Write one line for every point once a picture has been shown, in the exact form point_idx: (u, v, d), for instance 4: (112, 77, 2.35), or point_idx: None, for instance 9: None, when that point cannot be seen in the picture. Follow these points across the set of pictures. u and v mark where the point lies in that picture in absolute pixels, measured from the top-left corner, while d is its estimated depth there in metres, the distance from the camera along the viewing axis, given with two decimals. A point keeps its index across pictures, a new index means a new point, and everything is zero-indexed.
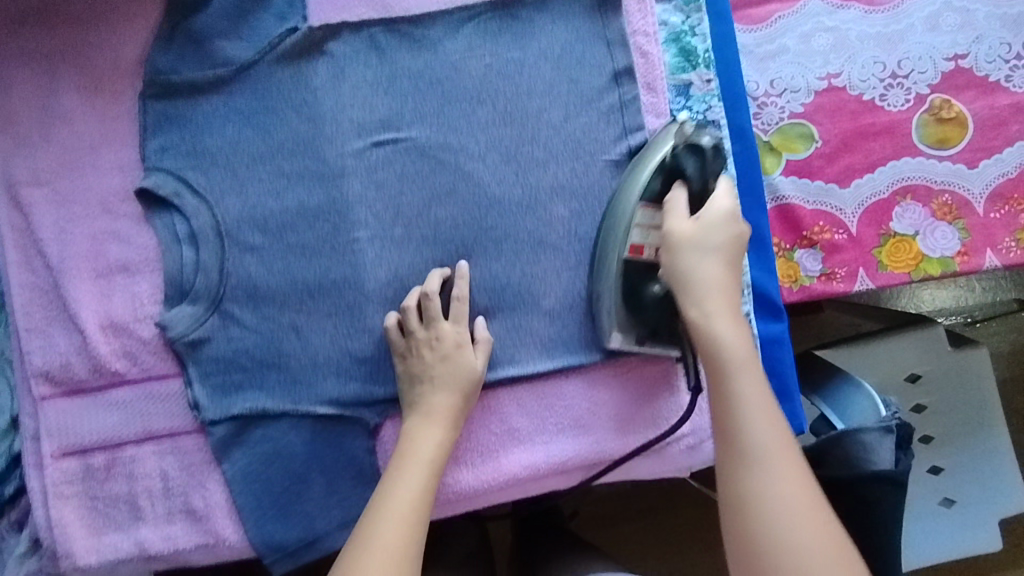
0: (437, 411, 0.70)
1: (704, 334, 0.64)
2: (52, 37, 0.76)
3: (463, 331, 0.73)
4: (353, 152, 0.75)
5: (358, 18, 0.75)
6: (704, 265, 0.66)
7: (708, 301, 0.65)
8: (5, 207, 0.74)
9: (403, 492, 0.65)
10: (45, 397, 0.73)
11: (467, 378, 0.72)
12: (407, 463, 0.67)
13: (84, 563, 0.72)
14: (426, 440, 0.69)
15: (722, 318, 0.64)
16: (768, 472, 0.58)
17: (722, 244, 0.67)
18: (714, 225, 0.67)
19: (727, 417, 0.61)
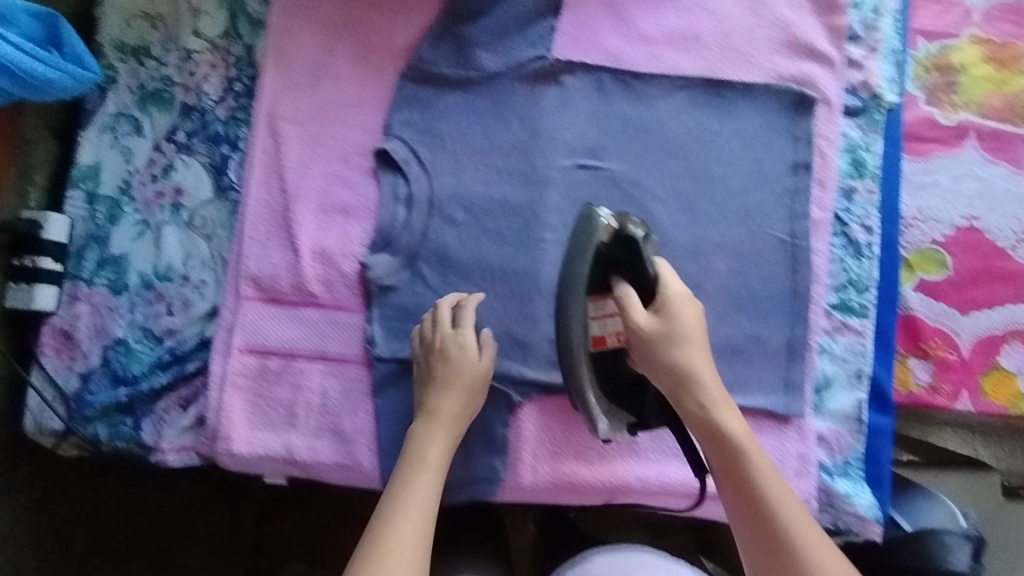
0: (442, 414, 0.76)
1: (721, 432, 0.72)
2: (341, 7, 0.89)
3: (467, 339, 0.79)
4: (558, 168, 0.87)
5: (594, 63, 0.89)
6: (677, 353, 0.73)
7: (710, 399, 0.73)
8: (264, 134, 0.87)
9: (417, 492, 0.70)
10: (247, 297, 0.83)
11: (477, 378, 0.79)
12: (419, 461, 0.73)
13: (236, 451, 0.80)
14: (431, 436, 0.75)
15: (709, 381, 0.74)
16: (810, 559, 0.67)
17: (690, 327, 0.74)
18: (680, 315, 0.74)
19: (759, 500, 0.70)
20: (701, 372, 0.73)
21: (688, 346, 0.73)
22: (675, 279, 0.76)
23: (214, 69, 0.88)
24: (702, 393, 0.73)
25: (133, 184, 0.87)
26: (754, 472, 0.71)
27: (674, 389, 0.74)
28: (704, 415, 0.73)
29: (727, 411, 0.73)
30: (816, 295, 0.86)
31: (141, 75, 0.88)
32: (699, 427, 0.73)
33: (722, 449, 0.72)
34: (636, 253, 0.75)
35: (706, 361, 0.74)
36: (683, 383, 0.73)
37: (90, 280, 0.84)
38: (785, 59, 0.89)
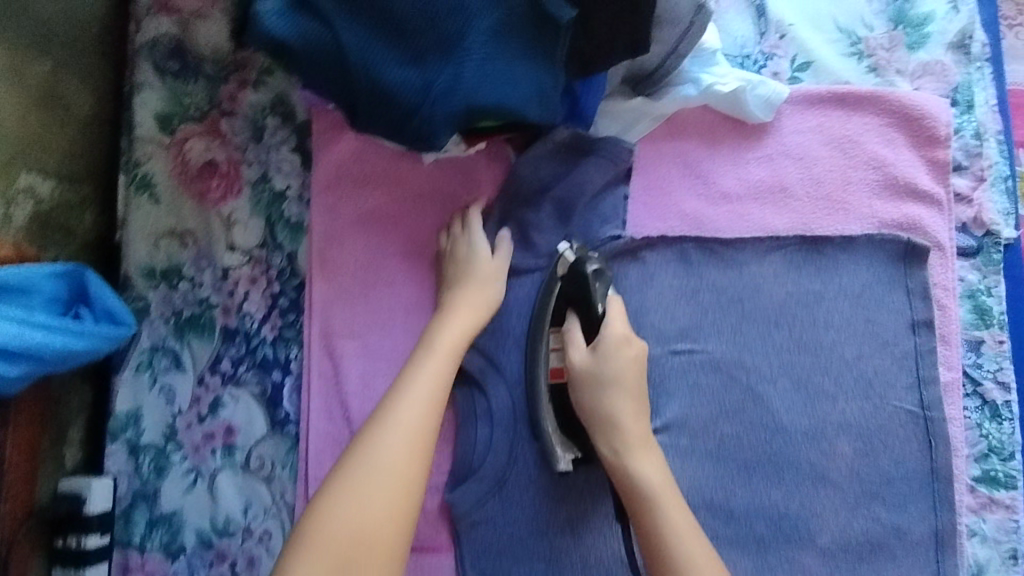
0: (454, 318, 0.72)
1: (628, 476, 0.68)
2: (389, 201, 0.80)
3: (476, 239, 0.77)
4: (651, 356, 0.78)
5: (674, 231, 0.80)
6: (612, 400, 0.70)
7: (627, 445, 0.69)
8: (319, 355, 0.78)
9: (409, 396, 0.64)
10: None
11: (479, 258, 0.76)
12: (427, 351, 0.68)
13: None
14: (447, 322, 0.72)
15: (648, 466, 0.68)
16: None
17: (620, 369, 0.71)
18: (614, 358, 0.71)
19: (653, 552, 0.64)
20: (631, 436, 0.69)
21: (620, 399, 0.70)
22: (621, 318, 0.73)
23: (254, 286, 0.80)
24: (641, 479, 0.67)
25: (177, 427, 0.78)
26: (683, 536, 0.64)
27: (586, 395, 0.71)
28: (641, 513, 0.66)
29: (658, 473, 0.68)
30: (957, 470, 0.76)
31: (176, 301, 0.80)
32: (627, 496, 0.68)
33: (650, 534, 0.65)
34: (583, 286, 0.73)
35: (636, 410, 0.71)
36: (589, 391, 0.71)
37: (143, 546, 0.75)
38: (885, 203, 0.80)
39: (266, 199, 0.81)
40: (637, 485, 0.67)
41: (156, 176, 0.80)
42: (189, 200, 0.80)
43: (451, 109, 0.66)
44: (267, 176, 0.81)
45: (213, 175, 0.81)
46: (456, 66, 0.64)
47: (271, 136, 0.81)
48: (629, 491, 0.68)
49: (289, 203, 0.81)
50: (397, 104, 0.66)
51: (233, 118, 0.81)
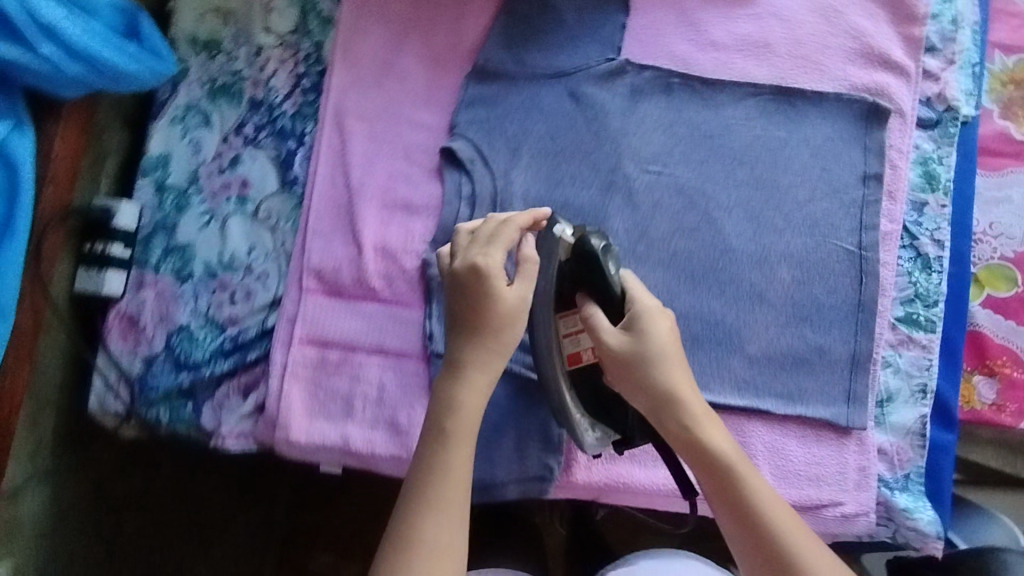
0: (463, 411, 0.70)
1: (699, 441, 0.70)
2: (411, 10, 0.89)
3: (495, 273, 0.72)
4: (625, 172, 0.86)
5: (661, 66, 0.88)
6: (664, 376, 0.71)
7: (692, 414, 0.71)
8: (330, 128, 0.87)
9: (447, 459, 0.68)
10: (309, 290, 0.84)
11: (506, 311, 0.72)
12: (454, 413, 0.70)
13: (295, 440, 0.81)
14: (455, 447, 0.69)
15: (716, 434, 0.71)
16: (767, 502, 0.68)
17: (667, 347, 0.72)
18: (652, 335, 0.72)
19: (730, 486, 0.69)
20: (710, 431, 0.71)
21: (700, 421, 0.71)
22: (636, 288, 0.75)
23: (283, 65, 0.89)
24: (728, 464, 0.69)
25: (200, 175, 0.88)
26: (744, 477, 0.69)
27: (656, 409, 0.72)
28: (702, 453, 0.70)
29: (726, 441, 0.71)
30: (882, 307, 0.85)
31: (212, 70, 0.89)
32: (704, 468, 0.70)
33: (718, 479, 0.69)
34: (594, 270, 0.74)
35: (684, 372, 0.72)
36: (668, 416, 0.71)
37: (156, 267, 0.85)
38: (857, 69, 0.88)
39: None
40: (732, 475, 0.69)
41: None
42: None
43: None
44: None
45: None
46: None
47: None
48: (692, 455, 0.71)
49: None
50: None
51: None
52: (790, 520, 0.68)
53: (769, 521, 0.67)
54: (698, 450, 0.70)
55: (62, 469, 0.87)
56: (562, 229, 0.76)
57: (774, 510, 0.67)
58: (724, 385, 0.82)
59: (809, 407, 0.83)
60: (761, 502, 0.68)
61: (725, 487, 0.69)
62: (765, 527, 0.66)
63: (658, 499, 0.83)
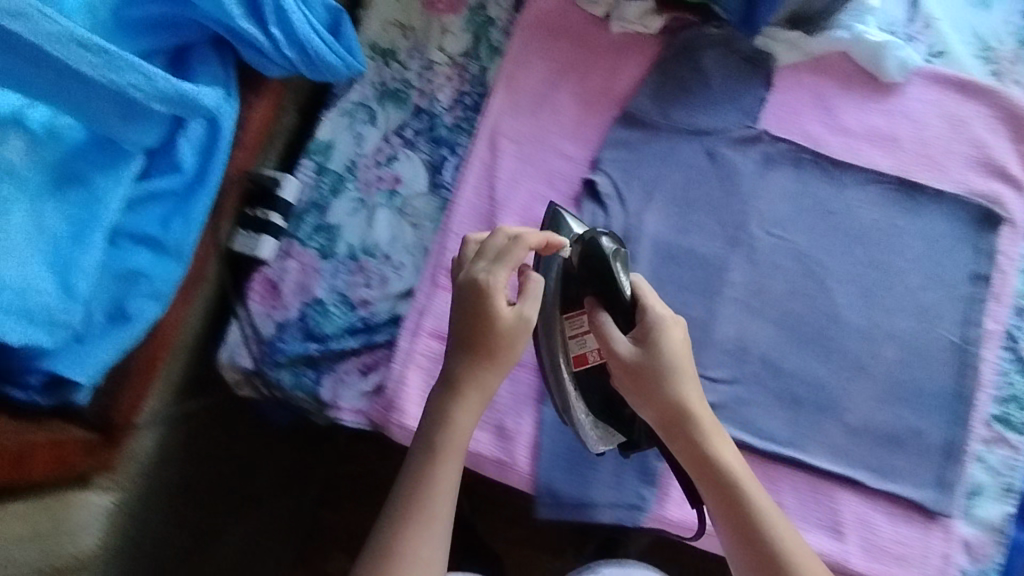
0: (455, 432, 0.71)
1: (711, 460, 0.72)
2: (574, 52, 0.96)
3: (510, 306, 0.71)
4: (750, 231, 0.92)
5: (796, 141, 0.94)
6: (677, 391, 0.73)
7: (707, 432, 0.73)
8: (484, 144, 0.94)
9: (432, 478, 0.69)
10: (443, 287, 0.89)
11: (517, 333, 0.71)
12: (447, 434, 0.71)
13: (408, 425, 0.84)
14: (446, 464, 0.70)
15: (726, 451, 0.73)
16: (776, 526, 0.69)
17: (678, 361, 0.73)
18: (657, 349, 0.73)
19: (730, 501, 0.71)
20: (695, 420, 0.73)
21: (710, 437, 0.73)
22: (647, 294, 0.75)
23: (449, 82, 0.97)
24: (733, 477, 0.71)
25: (357, 166, 0.94)
26: (753, 495, 0.71)
27: (630, 393, 0.74)
28: (698, 459, 0.72)
29: (721, 445, 0.73)
30: (980, 402, 0.87)
31: (385, 75, 0.97)
32: (707, 481, 0.72)
33: (716, 493, 0.71)
34: (601, 269, 0.75)
35: (697, 388, 0.74)
36: (679, 432, 0.73)
37: (304, 241, 0.91)
38: (975, 176, 0.94)
39: (479, 22, 0.98)
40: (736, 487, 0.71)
41: None
42: (418, 3, 0.99)
43: None
44: (483, 5, 0.99)
45: None
46: None
47: None
48: (693, 466, 0.73)
49: (495, 30, 0.98)
50: None
51: None
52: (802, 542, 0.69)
53: (768, 534, 0.69)
54: (701, 460, 0.72)
55: (173, 419, 0.87)
56: (592, 236, 0.76)
57: (786, 536, 0.69)
58: (821, 448, 0.86)
59: (899, 485, 0.85)
60: (749, 506, 0.70)
61: (708, 484, 0.72)
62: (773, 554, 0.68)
63: None
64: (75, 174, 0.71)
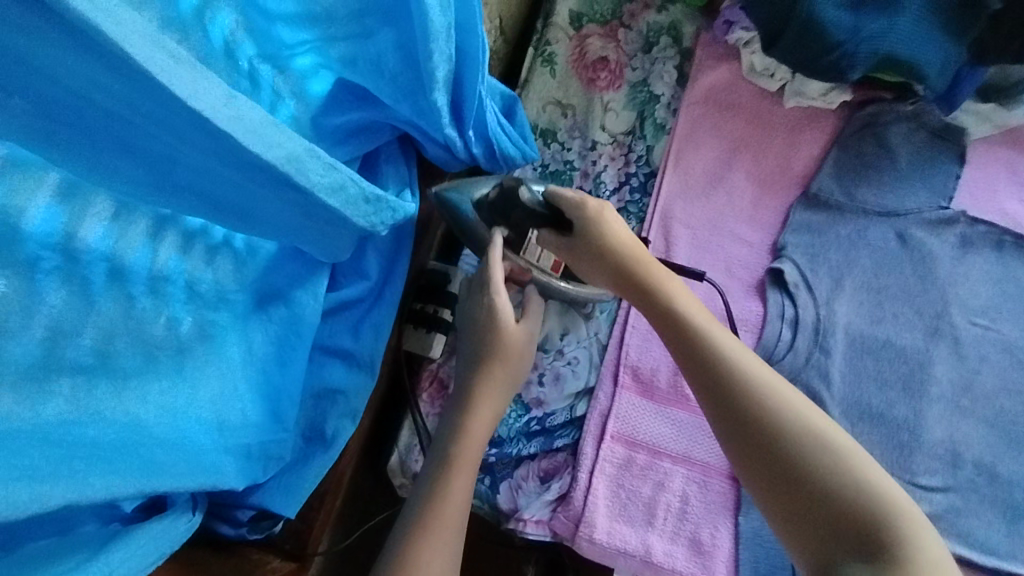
0: (468, 445, 0.66)
1: (713, 350, 0.63)
2: (745, 130, 0.93)
3: (505, 307, 0.71)
4: (951, 320, 0.85)
5: (992, 220, 0.88)
6: (665, 282, 0.68)
7: (705, 325, 0.65)
8: (657, 230, 0.90)
9: (454, 493, 0.63)
10: (624, 386, 0.84)
11: (514, 354, 0.71)
12: (461, 457, 0.65)
13: (598, 540, 0.77)
14: (461, 480, 0.64)
15: (733, 346, 0.63)
16: (802, 419, 0.58)
17: (628, 244, 0.70)
18: (599, 234, 0.70)
19: (761, 406, 0.59)
20: (717, 346, 0.63)
21: (718, 332, 0.65)
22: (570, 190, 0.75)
23: (613, 163, 0.93)
24: (775, 405, 0.58)
25: None
26: (778, 394, 0.59)
27: (670, 332, 0.66)
28: (726, 370, 0.61)
29: (755, 369, 0.61)
30: None
31: (546, 156, 0.94)
32: (716, 378, 0.61)
33: (742, 398, 0.59)
34: (517, 208, 0.74)
35: (670, 275, 0.70)
36: (694, 350, 0.63)
37: None
38: None
39: (642, 98, 0.95)
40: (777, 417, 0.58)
41: (558, 57, 0.97)
42: (578, 80, 0.96)
43: (874, 50, 0.80)
44: (647, 81, 0.96)
45: (604, 68, 0.96)
46: (891, 20, 0.79)
47: (661, 51, 0.97)
48: (698, 361, 0.63)
49: (659, 106, 0.95)
50: (829, 37, 0.80)
51: (631, 32, 0.98)
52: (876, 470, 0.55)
53: (835, 474, 0.55)
54: (730, 395, 0.60)
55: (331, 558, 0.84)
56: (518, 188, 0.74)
57: (826, 436, 0.57)
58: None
59: None
60: (803, 441, 0.56)
61: (753, 428, 0.58)
62: (779, 441, 0.57)
63: None
64: (276, 291, 0.66)
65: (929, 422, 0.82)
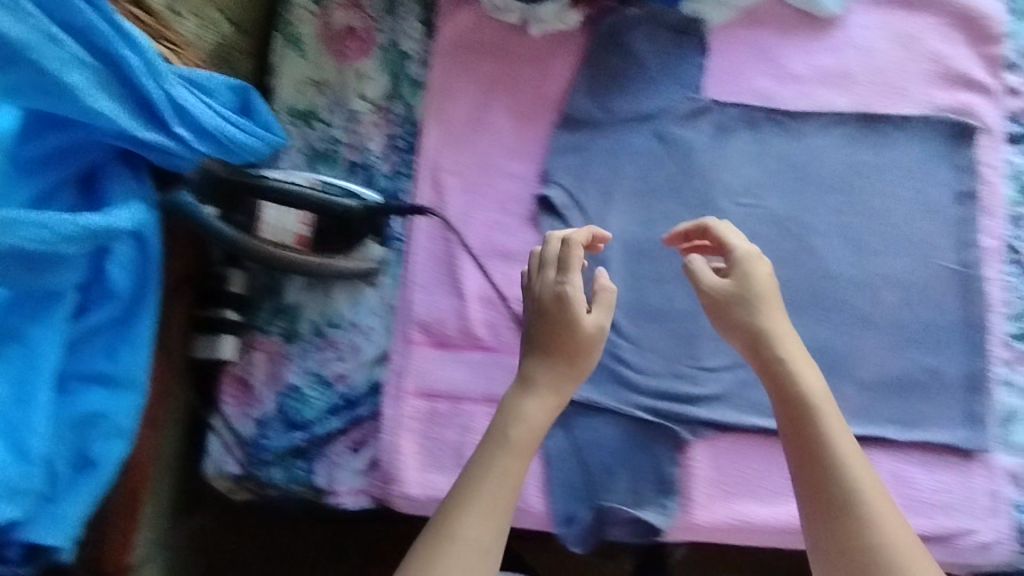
0: (516, 437, 0.65)
1: (808, 408, 0.64)
2: (497, 66, 0.93)
3: (575, 279, 0.70)
4: (718, 207, 0.87)
5: (742, 102, 0.89)
6: (760, 317, 0.68)
7: (792, 361, 0.66)
8: (426, 184, 0.90)
9: (494, 469, 0.63)
10: (417, 342, 0.85)
11: (584, 340, 0.68)
12: (500, 438, 0.65)
13: (409, 493, 0.82)
14: (509, 461, 0.63)
15: (814, 383, 0.66)
16: (868, 494, 0.61)
17: (766, 292, 0.69)
18: (750, 280, 0.70)
19: (836, 477, 0.61)
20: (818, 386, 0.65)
21: (812, 375, 0.66)
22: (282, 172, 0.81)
23: (377, 129, 0.93)
24: (845, 465, 0.62)
25: None
26: (842, 459, 0.62)
27: (766, 362, 0.67)
28: (816, 435, 0.63)
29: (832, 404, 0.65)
30: (992, 324, 0.84)
31: (311, 137, 0.93)
32: (800, 434, 0.64)
33: (826, 471, 0.62)
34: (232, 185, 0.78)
35: (778, 313, 0.69)
36: (803, 419, 0.64)
37: (266, 330, 0.88)
38: (941, 91, 0.87)
39: (394, 59, 0.95)
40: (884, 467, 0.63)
41: (304, 36, 0.96)
42: (329, 55, 0.95)
43: None
44: (396, 41, 0.95)
45: (352, 37, 0.96)
46: None
47: (404, 8, 0.96)
48: (793, 414, 0.65)
49: (412, 63, 0.95)
50: None
51: None
52: (907, 538, 0.59)
53: (862, 500, 0.60)
54: (804, 435, 0.64)
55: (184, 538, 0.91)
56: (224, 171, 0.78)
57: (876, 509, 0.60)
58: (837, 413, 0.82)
59: (926, 429, 0.82)
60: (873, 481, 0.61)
61: (831, 455, 0.62)
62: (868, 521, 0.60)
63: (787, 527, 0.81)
64: (10, 332, 0.66)
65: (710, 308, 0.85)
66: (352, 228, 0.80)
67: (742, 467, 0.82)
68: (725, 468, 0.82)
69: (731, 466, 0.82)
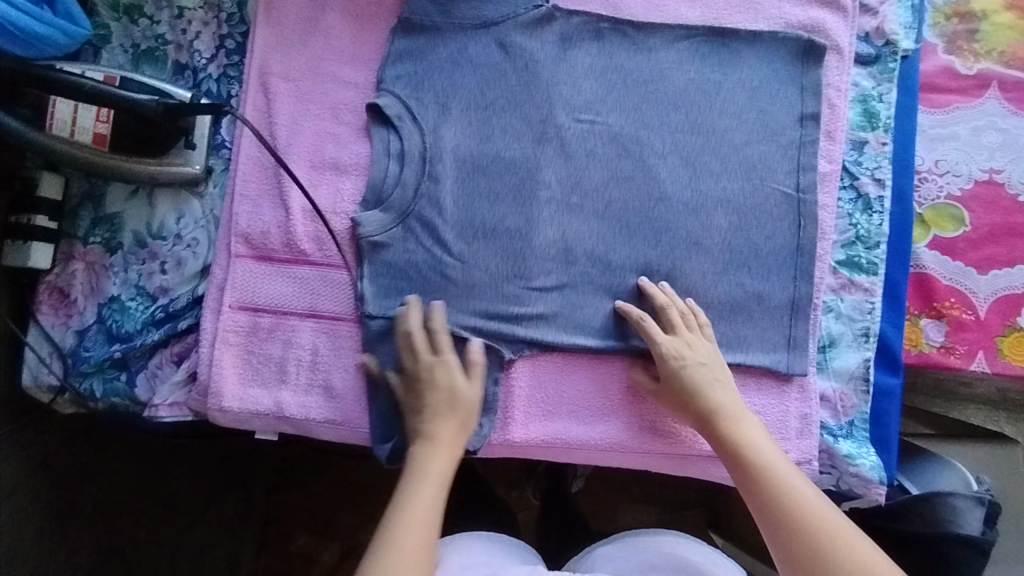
0: (431, 476, 0.72)
1: (755, 456, 0.72)
2: None
3: (453, 364, 0.77)
4: (557, 122, 0.84)
5: (589, 12, 0.86)
6: (706, 382, 0.76)
7: (743, 420, 0.75)
8: (255, 89, 0.86)
9: (415, 507, 0.70)
10: (238, 255, 0.82)
11: (467, 412, 0.76)
12: (420, 481, 0.72)
13: (228, 407, 0.80)
14: (421, 493, 0.71)
15: (758, 433, 0.74)
16: (818, 520, 0.67)
17: (702, 356, 0.78)
18: (689, 344, 0.78)
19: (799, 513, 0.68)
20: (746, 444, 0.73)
21: (753, 429, 0.74)
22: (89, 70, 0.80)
23: (206, 28, 0.88)
24: (800, 496, 0.69)
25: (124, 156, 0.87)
26: (799, 499, 0.69)
27: (720, 428, 0.75)
28: (766, 480, 0.71)
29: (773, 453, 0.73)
30: (821, 250, 0.83)
31: (135, 35, 0.87)
32: (756, 481, 0.71)
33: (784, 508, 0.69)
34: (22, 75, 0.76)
35: (720, 372, 0.77)
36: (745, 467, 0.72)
37: (85, 239, 0.84)
38: (794, 7, 0.85)
39: None
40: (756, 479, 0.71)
41: None
42: None
43: None
44: None
45: None
46: None
47: None
48: (742, 465, 0.72)
49: None
50: None
51: None
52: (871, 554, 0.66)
53: (825, 527, 0.67)
54: (762, 487, 0.70)
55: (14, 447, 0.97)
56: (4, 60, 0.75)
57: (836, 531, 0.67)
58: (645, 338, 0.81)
59: (747, 354, 0.81)
60: (814, 516, 0.68)
61: (771, 508, 0.69)
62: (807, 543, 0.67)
63: (608, 447, 0.81)
64: None
65: (540, 227, 0.83)
66: (153, 128, 0.78)
67: (562, 386, 0.82)
68: (544, 385, 0.82)
69: (550, 384, 0.82)
